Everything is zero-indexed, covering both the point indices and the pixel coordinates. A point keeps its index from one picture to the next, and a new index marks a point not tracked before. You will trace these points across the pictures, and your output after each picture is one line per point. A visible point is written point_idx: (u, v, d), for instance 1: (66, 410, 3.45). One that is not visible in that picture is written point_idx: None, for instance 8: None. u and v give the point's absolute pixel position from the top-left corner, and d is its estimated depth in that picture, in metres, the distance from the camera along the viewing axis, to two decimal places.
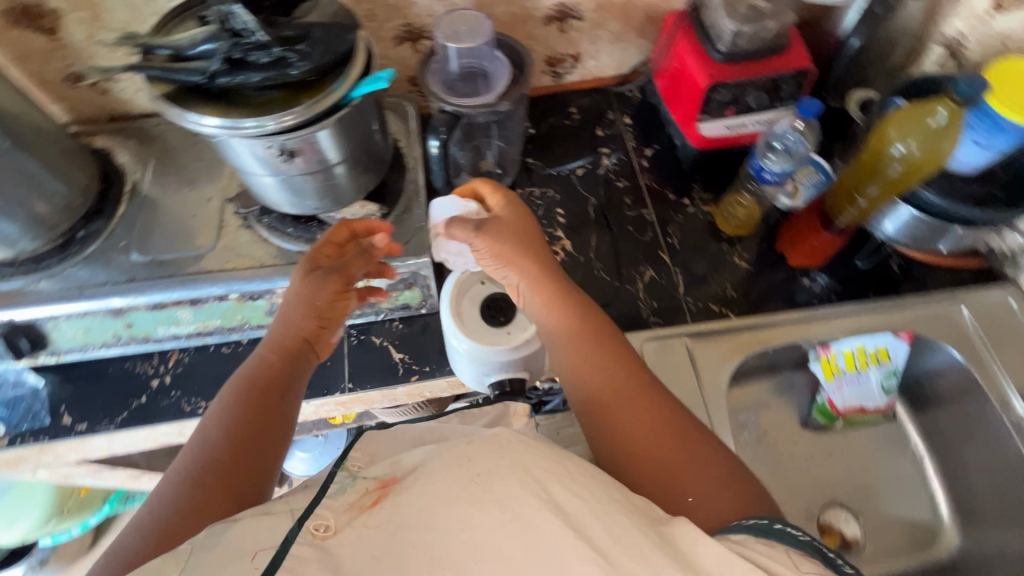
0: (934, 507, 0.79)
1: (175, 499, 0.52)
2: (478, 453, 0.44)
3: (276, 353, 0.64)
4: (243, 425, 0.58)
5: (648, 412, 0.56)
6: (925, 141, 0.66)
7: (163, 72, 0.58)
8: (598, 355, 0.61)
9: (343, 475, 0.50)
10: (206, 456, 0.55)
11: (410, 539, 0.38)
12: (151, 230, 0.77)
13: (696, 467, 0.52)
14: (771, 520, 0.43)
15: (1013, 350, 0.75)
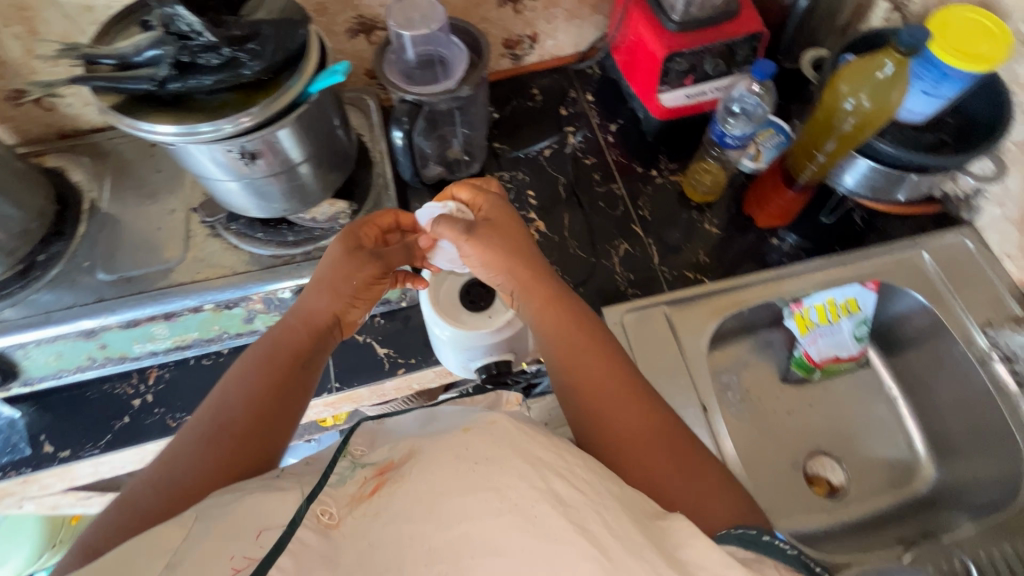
0: (910, 445, 0.83)
1: (185, 461, 0.49)
2: (478, 440, 0.43)
3: (304, 326, 0.61)
4: (268, 403, 0.55)
5: (644, 414, 0.54)
6: (876, 93, 0.67)
7: (109, 82, 0.57)
8: (591, 360, 0.57)
9: (346, 463, 0.46)
10: (224, 418, 0.53)
11: (405, 528, 0.37)
12: (115, 248, 0.75)
13: (691, 470, 0.50)
14: (759, 531, 0.42)
15: (972, 288, 0.79)
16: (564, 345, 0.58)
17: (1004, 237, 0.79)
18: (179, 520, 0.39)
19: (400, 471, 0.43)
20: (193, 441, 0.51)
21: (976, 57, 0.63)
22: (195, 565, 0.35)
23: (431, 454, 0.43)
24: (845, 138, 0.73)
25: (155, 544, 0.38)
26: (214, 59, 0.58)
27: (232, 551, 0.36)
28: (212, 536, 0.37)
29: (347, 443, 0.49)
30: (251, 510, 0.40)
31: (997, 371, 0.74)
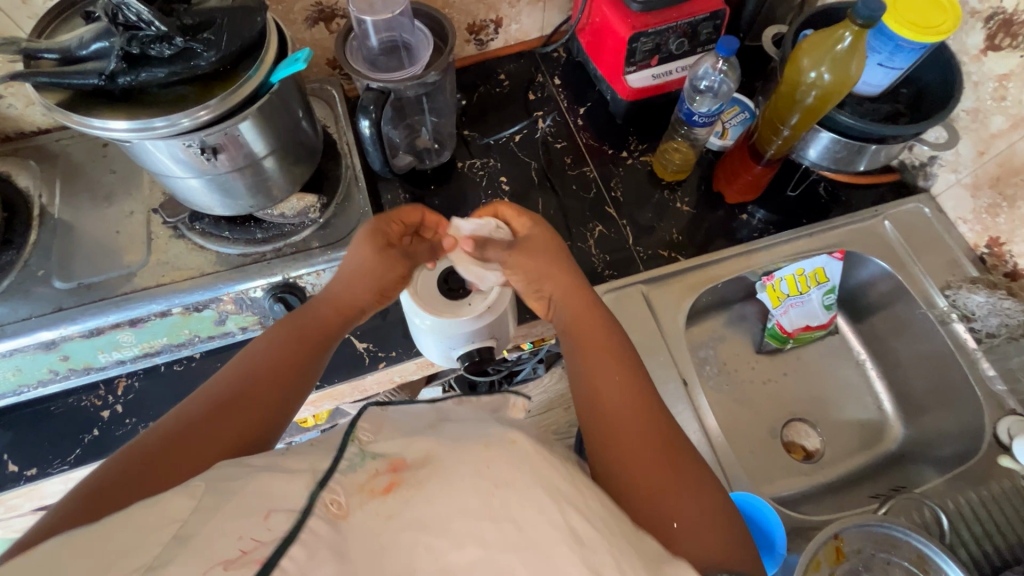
0: (879, 405, 0.86)
1: (201, 428, 0.50)
2: (500, 462, 0.41)
3: (325, 312, 0.62)
4: (285, 386, 0.56)
5: (663, 429, 0.51)
6: (837, 65, 0.67)
7: (53, 78, 0.54)
8: (610, 367, 0.55)
9: (352, 450, 0.44)
10: (243, 388, 0.53)
11: (421, 537, 0.37)
12: (71, 254, 0.71)
13: (695, 498, 0.46)
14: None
15: (931, 252, 0.82)
16: (590, 344, 0.58)
17: (958, 202, 0.82)
18: (187, 490, 0.38)
19: (414, 475, 0.41)
20: (209, 410, 0.51)
21: (930, 29, 0.66)
22: (205, 539, 0.34)
23: (447, 462, 0.42)
24: (808, 112, 0.72)
25: (165, 512, 0.36)
26: (166, 50, 0.55)
27: (241, 531, 0.35)
28: (223, 510, 0.36)
29: (352, 429, 0.47)
30: (261, 489, 0.39)
31: (957, 331, 0.77)
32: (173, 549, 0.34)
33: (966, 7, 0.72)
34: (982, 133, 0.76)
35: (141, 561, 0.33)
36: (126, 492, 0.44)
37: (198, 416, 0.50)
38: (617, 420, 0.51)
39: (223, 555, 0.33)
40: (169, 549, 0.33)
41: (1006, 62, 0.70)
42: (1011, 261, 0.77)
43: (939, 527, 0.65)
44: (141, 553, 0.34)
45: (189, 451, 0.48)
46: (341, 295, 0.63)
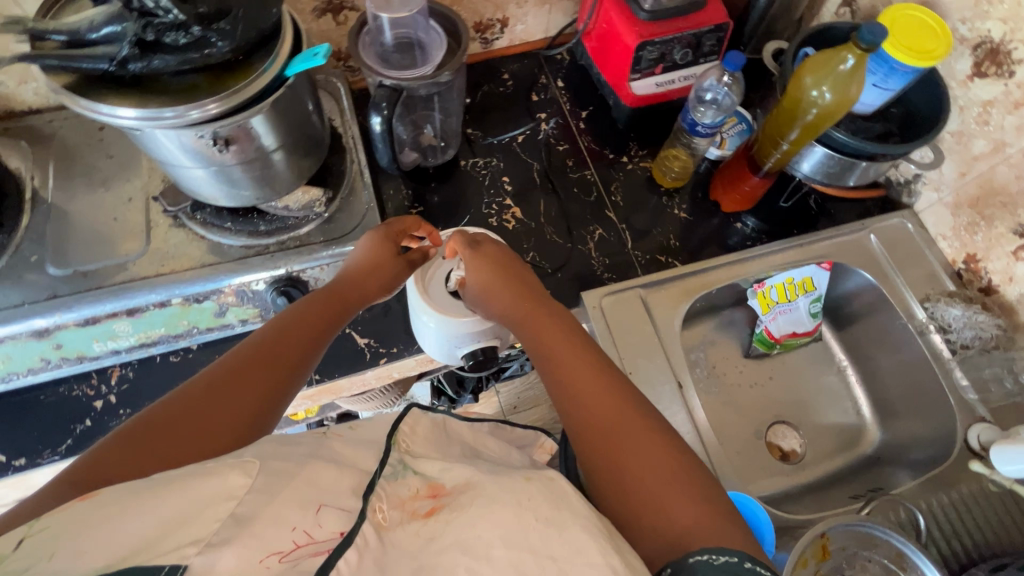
0: (857, 410, 0.91)
1: (214, 400, 0.48)
2: (539, 495, 0.44)
3: (336, 292, 0.62)
4: (297, 362, 0.55)
5: (631, 423, 0.52)
6: (838, 85, 0.70)
7: (62, 62, 0.52)
8: (585, 372, 0.56)
9: (396, 459, 0.51)
10: (238, 374, 0.51)
11: (464, 560, 0.38)
12: (66, 240, 0.70)
13: (663, 485, 0.48)
14: (741, 557, 0.41)
15: (913, 265, 0.86)
16: (546, 351, 0.60)
17: (939, 219, 0.86)
18: (242, 467, 0.40)
19: (457, 500, 0.45)
20: (223, 382, 0.50)
21: (924, 54, 0.69)
22: (263, 525, 0.36)
23: (490, 489, 0.45)
24: (809, 128, 0.75)
25: (222, 485, 0.38)
26: (180, 38, 0.54)
27: (295, 523, 0.38)
28: (279, 497, 0.39)
29: (396, 432, 0.55)
30: (311, 480, 0.43)
31: (934, 341, 0.81)
32: (235, 527, 0.35)
33: (956, 34, 0.76)
34: (965, 155, 0.80)
35: (201, 533, 0.34)
36: (140, 462, 0.42)
37: (209, 388, 0.49)
38: (581, 427, 0.54)
39: (279, 545, 0.36)
40: (228, 527, 0.35)
41: (991, 88, 0.74)
42: (985, 277, 0.82)
43: (915, 527, 0.68)
44: (200, 524, 0.35)
45: (203, 425, 0.46)
46: (351, 278, 0.64)
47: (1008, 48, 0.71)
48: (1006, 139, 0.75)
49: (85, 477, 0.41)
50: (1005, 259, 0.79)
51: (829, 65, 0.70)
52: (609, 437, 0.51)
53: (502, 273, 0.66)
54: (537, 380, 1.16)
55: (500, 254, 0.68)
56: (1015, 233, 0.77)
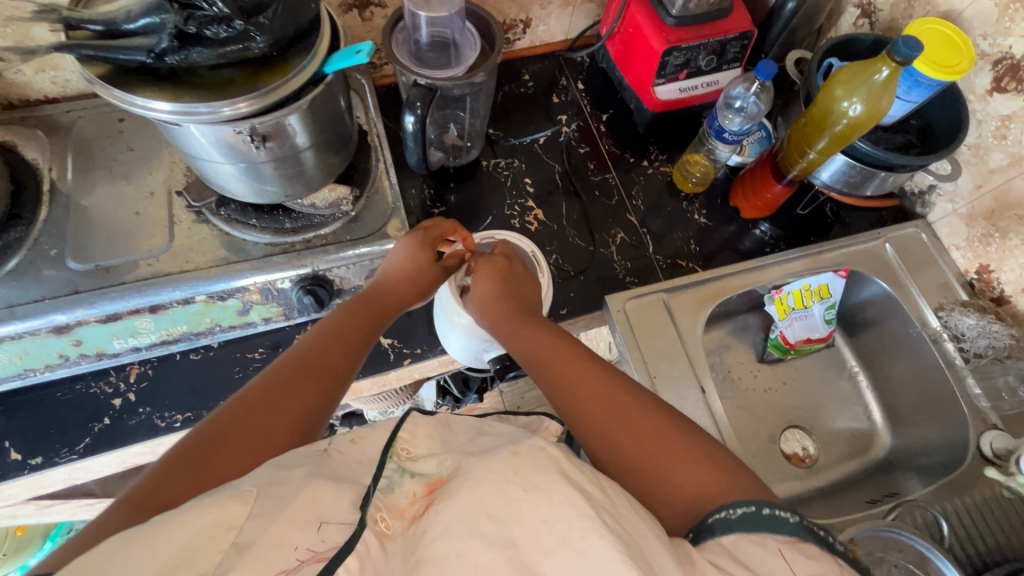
0: (868, 416, 0.92)
1: (266, 412, 0.50)
2: (528, 466, 0.42)
3: (370, 303, 0.63)
4: (342, 373, 0.56)
5: (630, 411, 0.52)
6: (870, 96, 0.70)
7: (99, 52, 0.51)
8: (577, 370, 0.57)
9: (393, 466, 0.49)
10: (282, 385, 0.52)
11: (452, 546, 0.38)
12: (87, 234, 0.68)
13: (671, 456, 0.48)
14: (758, 506, 0.41)
15: (924, 271, 0.88)
16: (538, 357, 0.60)
17: (953, 230, 0.88)
18: (239, 496, 0.40)
19: (448, 488, 0.44)
20: (267, 395, 0.51)
21: (948, 68, 0.70)
22: (266, 548, 0.37)
23: (475, 471, 0.43)
24: (837, 138, 0.75)
25: (220, 514, 0.38)
26: (221, 32, 0.53)
27: (297, 542, 0.38)
28: (279, 519, 0.39)
29: (393, 442, 0.51)
30: (311, 500, 0.42)
31: (947, 349, 0.82)
32: (234, 557, 0.36)
33: (977, 49, 0.77)
34: (982, 168, 0.82)
35: (203, 567, 0.35)
36: (200, 475, 0.44)
37: (255, 402, 0.50)
38: (584, 431, 0.53)
39: (283, 564, 0.36)
40: (230, 557, 0.36)
41: (1010, 103, 0.76)
42: (998, 287, 0.84)
43: (937, 531, 0.70)
44: (203, 558, 0.35)
45: (250, 437, 0.48)
46: (387, 287, 0.64)
47: None
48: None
49: (149, 497, 0.43)
50: (1019, 270, 0.81)
51: (861, 76, 0.71)
52: (611, 434, 0.51)
53: (502, 280, 0.66)
54: None
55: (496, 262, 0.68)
56: None
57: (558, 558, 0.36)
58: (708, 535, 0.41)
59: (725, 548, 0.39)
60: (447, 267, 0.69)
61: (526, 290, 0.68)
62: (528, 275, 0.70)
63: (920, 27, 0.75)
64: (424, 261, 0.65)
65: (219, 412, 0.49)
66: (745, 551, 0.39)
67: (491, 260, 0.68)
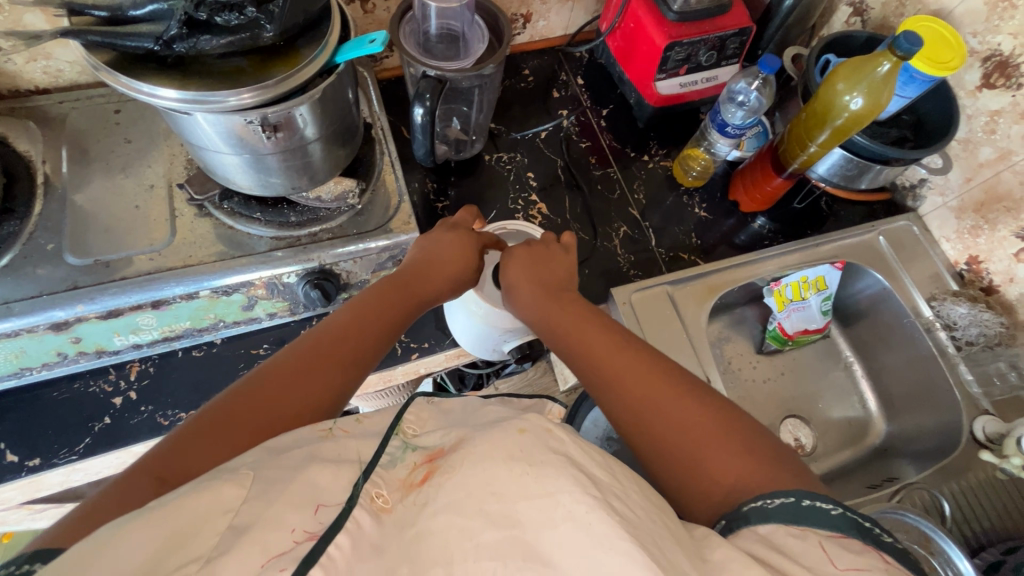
0: (863, 404, 0.94)
1: (283, 387, 0.50)
2: (534, 445, 0.42)
3: (394, 288, 0.63)
4: (365, 359, 0.56)
5: (669, 395, 0.52)
6: (871, 91, 0.72)
7: (106, 38, 0.50)
8: (615, 357, 0.57)
9: (397, 443, 0.47)
10: (302, 361, 0.53)
11: (455, 520, 0.37)
12: (84, 227, 0.66)
13: (704, 444, 0.49)
14: (797, 497, 0.41)
15: (916, 264, 0.90)
16: (572, 342, 0.61)
17: (943, 222, 0.91)
18: (236, 478, 0.39)
19: (450, 459, 0.43)
20: (287, 370, 0.52)
21: (941, 64, 0.72)
22: (262, 530, 0.35)
23: (482, 448, 0.42)
24: (837, 132, 0.77)
25: (215, 498, 0.37)
26: (233, 19, 0.52)
27: (294, 524, 0.37)
28: (277, 502, 0.38)
29: (399, 420, 0.50)
30: (309, 481, 0.41)
31: (940, 338, 0.84)
32: (231, 539, 0.35)
33: (967, 46, 0.80)
34: (972, 162, 0.85)
35: (200, 551, 0.34)
36: (216, 445, 0.45)
37: (276, 375, 0.51)
38: (621, 414, 0.54)
39: (278, 548, 0.34)
40: (227, 538, 0.35)
41: (999, 99, 0.79)
42: (987, 278, 0.87)
43: (940, 512, 0.72)
44: (200, 542, 0.34)
45: (268, 410, 0.49)
46: (410, 277, 0.64)
47: (1017, 62, 0.76)
48: (1012, 147, 0.80)
49: (162, 466, 0.43)
50: (1007, 260, 0.84)
51: (862, 71, 0.73)
52: (649, 418, 0.52)
53: (530, 267, 0.67)
54: None
55: (524, 249, 0.68)
56: (1017, 237, 0.82)
57: (564, 534, 0.36)
58: (742, 523, 0.41)
59: (761, 536, 0.39)
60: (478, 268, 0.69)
61: (554, 272, 0.68)
62: (559, 259, 0.69)
63: (915, 22, 0.77)
64: (446, 260, 0.66)
65: (243, 383, 0.50)
66: (782, 541, 0.38)
67: (515, 249, 0.68)
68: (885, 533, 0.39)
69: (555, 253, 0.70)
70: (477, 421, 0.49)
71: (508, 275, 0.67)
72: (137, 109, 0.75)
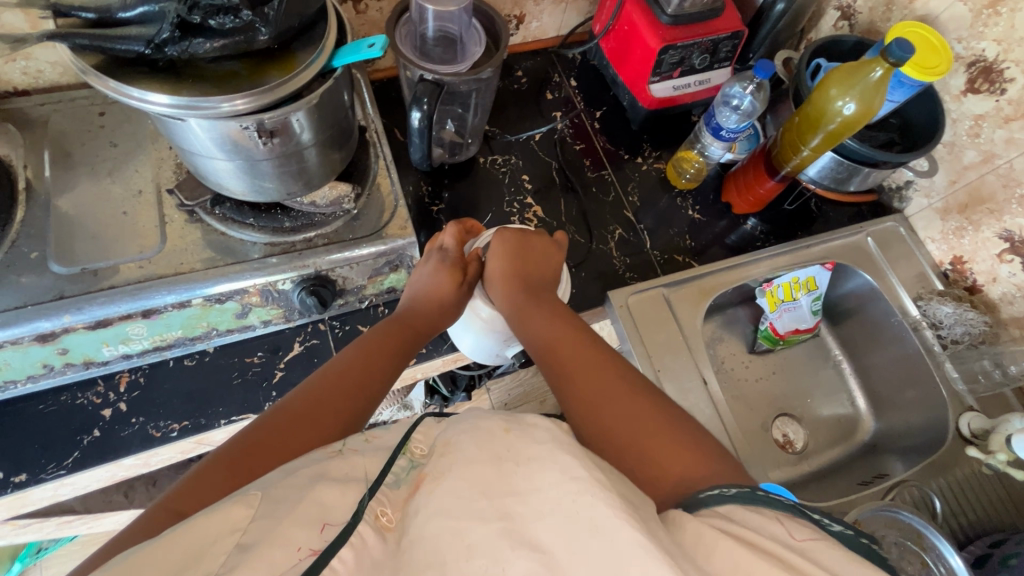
0: (853, 402, 0.96)
1: (294, 424, 0.50)
2: (543, 457, 0.42)
3: (401, 322, 0.64)
4: (376, 391, 0.57)
5: (625, 391, 0.54)
6: (864, 95, 0.73)
7: (96, 42, 0.48)
8: (579, 354, 0.59)
9: (403, 462, 0.45)
10: (312, 395, 0.53)
11: (467, 529, 0.37)
12: (70, 235, 0.64)
13: (653, 436, 0.50)
14: (751, 488, 0.41)
15: (903, 263, 0.92)
16: (540, 340, 0.61)
17: (928, 223, 0.93)
18: (245, 500, 0.39)
19: (460, 469, 0.42)
20: (300, 406, 0.52)
21: (929, 69, 0.73)
22: (268, 548, 0.35)
23: (496, 458, 0.42)
24: (829, 136, 0.78)
25: (224, 520, 0.37)
26: (228, 22, 0.50)
27: (301, 542, 0.36)
28: (285, 518, 0.37)
29: (408, 439, 0.48)
30: (318, 499, 0.40)
31: (927, 336, 0.86)
32: (238, 557, 0.34)
33: (953, 52, 0.82)
34: (957, 165, 0.87)
35: (208, 568, 0.33)
36: (230, 480, 0.45)
37: (291, 412, 0.51)
38: (577, 406, 0.54)
39: (284, 564, 0.34)
40: (234, 556, 0.34)
41: (983, 104, 0.81)
42: (971, 277, 0.89)
43: (930, 508, 0.75)
44: (209, 560, 0.34)
45: (281, 444, 0.49)
46: (416, 309, 0.65)
47: (1001, 67, 0.78)
48: (996, 151, 0.82)
49: (180, 501, 0.43)
50: (990, 260, 0.86)
51: (855, 77, 0.74)
52: (604, 410, 0.52)
53: (515, 259, 0.67)
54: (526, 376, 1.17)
55: (514, 234, 0.69)
56: (1001, 238, 0.84)
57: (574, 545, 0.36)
58: (701, 506, 0.41)
59: (722, 514, 0.39)
60: (469, 283, 0.69)
61: (541, 269, 0.69)
62: (552, 265, 0.70)
63: (904, 26, 0.78)
64: (449, 281, 0.66)
65: (260, 419, 0.51)
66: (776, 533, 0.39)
67: (506, 232, 0.69)
68: (832, 524, 0.39)
69: (545, 250, 0.71)
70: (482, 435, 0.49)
71: (495, 265, 0.67)
72: (121, 111, 0.73)
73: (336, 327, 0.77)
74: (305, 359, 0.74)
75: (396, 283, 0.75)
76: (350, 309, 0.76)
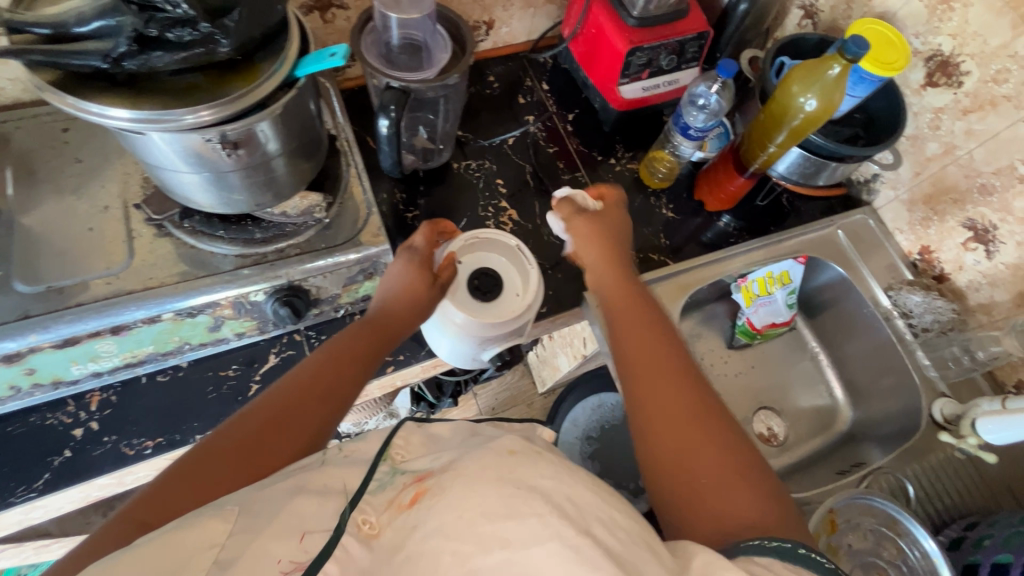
0: (831, 393, 0.98)
1: (258, 428, 0.50)
2: (515, 461, 0.42)
3: (374, 325, 0.63)
4: (345, 397, 0.56)
5: (694, 409, 0.53)
6: (824, 92, 0.75)
7: (49, 58, 0.47)
8: (655, 356, 0.58)
9: (386, 468, 0.46)
10: (275, 401, 0.53)
11: (433, 537, 0.37)
12: (34, 254, 0.63)
13: (717, 466, 0.49)
14: (794, 544, 0.40)
15: (874, 255, 0.94)
16: (628, 330, 0.63)
17: (896, 214, 0.95)
18: (220, 515, 0.39)
19: (432, 477, 0.42)
20: (264, 411, 0.52)
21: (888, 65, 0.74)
22: (247, 564, 0.35)
23: (471, 465, 0.42)
24: (794, 132, 0.80)
25: (202, 534, 0.37)
26: (185, 35, 0.49)
27: (279, 555, 0.36)
28: (262, 533, 0.37)
29: (387, 447, 0.49)
30: (291, 513, 0.40)
31: (899, 326, 0.88)
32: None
33: (911, 47, 0.84)
34: (920, 157, 0.89)
35: None
36: (196, 490, 0.45)
37: (255, 418, 0.51)
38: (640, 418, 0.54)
39: None
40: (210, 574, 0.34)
41: (942, 97, 0.83)
42: (938, 266, 0.91)
43: (905, 494, 0.76)
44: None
45: (244, 451, 0.48)
46: (387, 309, 0.64)
47: (957, 60, 0.80)
48: (956, 142, 0.84)
49: (149, 512, 0.43)
50: (956, 249, 0.88)
51: (815, 73, 0.76)
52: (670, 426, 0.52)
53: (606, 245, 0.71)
54: (512, 379, 1.20)
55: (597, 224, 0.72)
56: (965, 227, 0.86)
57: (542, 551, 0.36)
58: (740, 552, 0.40)
59: (762, 566, 0.38)
60: (441, 284, 0.68)
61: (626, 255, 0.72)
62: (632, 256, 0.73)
63: (861, 22, 0.80)
64: (421, 280, 0.66)
65: (225, 425, 0.50)
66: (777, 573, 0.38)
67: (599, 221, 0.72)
68: None
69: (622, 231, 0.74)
70: (459, 444, 0.49)
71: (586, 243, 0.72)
72: (85, 126, 0.72)
73: (312, 337, 0.76)
74: (281, 370, 0.74)
75: (371, 291, 0.75)
76: (325, 318, 0.76)
